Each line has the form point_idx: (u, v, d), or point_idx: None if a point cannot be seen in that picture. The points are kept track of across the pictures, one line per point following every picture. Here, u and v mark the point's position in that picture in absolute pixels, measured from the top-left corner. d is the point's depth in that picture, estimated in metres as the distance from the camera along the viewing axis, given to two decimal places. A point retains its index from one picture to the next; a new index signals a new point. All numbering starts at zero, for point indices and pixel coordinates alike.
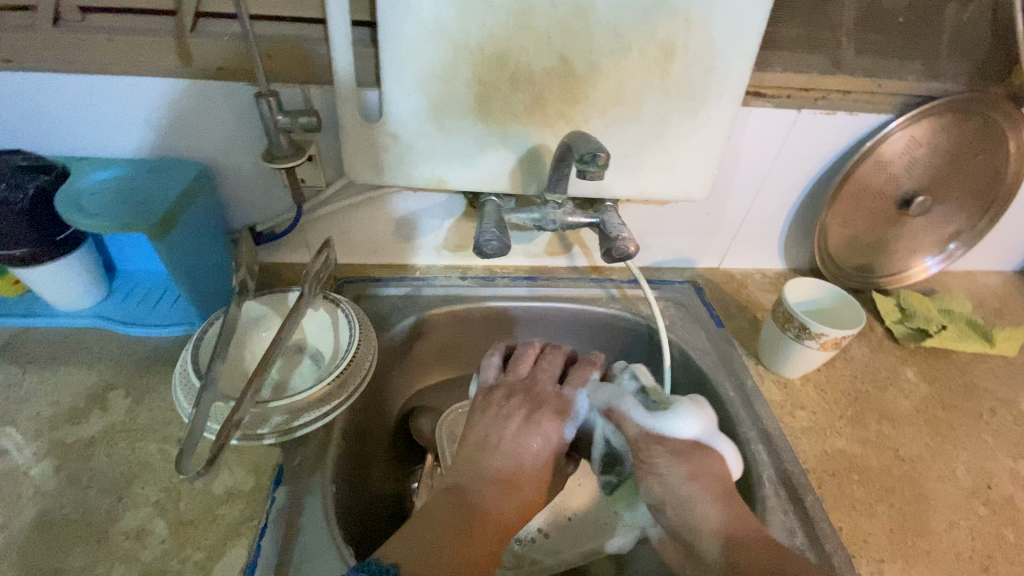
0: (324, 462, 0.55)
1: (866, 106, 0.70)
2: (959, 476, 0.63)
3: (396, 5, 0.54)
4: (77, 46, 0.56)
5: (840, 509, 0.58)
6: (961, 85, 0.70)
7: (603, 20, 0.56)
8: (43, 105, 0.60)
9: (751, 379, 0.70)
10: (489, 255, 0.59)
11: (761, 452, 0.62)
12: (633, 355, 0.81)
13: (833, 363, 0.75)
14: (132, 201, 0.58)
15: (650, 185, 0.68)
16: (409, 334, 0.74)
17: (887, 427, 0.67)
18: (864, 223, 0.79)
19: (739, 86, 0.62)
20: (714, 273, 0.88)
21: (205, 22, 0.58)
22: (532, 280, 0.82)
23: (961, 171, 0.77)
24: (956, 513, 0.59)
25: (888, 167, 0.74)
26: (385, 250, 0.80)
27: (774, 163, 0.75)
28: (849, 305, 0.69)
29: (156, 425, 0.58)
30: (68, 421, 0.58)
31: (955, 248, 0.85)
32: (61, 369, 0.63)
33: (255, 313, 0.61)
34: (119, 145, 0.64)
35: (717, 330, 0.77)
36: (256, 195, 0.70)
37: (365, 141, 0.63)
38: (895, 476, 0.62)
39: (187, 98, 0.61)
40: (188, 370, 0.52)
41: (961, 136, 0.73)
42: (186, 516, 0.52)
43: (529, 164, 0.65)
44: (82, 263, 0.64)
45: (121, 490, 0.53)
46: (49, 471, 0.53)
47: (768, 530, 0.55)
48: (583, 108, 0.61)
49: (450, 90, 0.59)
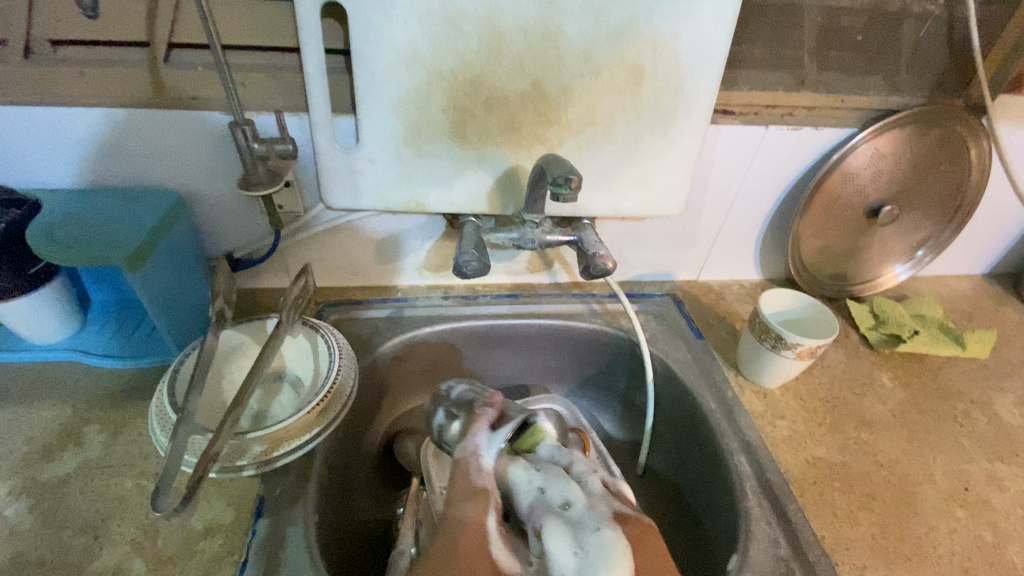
0: (306, 492, 0.55)
1: (831, 121, 0.73)
2: (937, 479, 0.64)
3: (369, 34, 0.55)
4: (48, 79, 0.56)
5: (822, 517, 0.59)
6: (921, 98, 0.73)
7: (573, 45, 0.57)
8: (14, 137, 0.59)
9: (731, 390, 0.71)
10: (469, 275, 0.61)
11: (743, 463, 0.63)
12: (616, 369, 0.82)
13: (811, 371, 0.76)
14: (106, 233, 0.58)
15: (625, 202, 0.69)
16: (391, 356, 0.74)
17: (865, 432, 0.69)
18: (835, 233, 0.81)
19: (707, 105, 0.63)
20: (693, 285, 0.89)
21: (177, 54, 0.59)
22: (513, 298, 0.82)
23: (925, 181, 0.79)
24: (935, 516, 0.60)
25: (855, 178, 0.76)
26: (365, 272, 0.80)
27: (745, 176, 0.77)
28: (823, 314, 0.71)
29: (133, 459, 0.57)
30: (40, 458, 0.56)
31: (923, 254, 0.87)
32: (35, 404, 0.62)
33: (232, 342, 0.60)
34: (93, 176, 0.63)
35: (697, 342, 0.78)
36: (232, 223, 0.70)
37: (342, 166, 0.63)
38: (875, 483, 0.63)
39: (161, 127, 0.61)
40: (164, 404, 0.51)
41: (922, 147, 0.75)
42: (164, 552, 0.51)
43: (505, 185, 0.66)
44: (56, 297, 0.63)
45: (97, 529, 0.51)
46: (22, 511, 0.52)
47: (752, 541, 0.55)
48: (556, 130, 0.63)
49: (426, 114, 0.60)
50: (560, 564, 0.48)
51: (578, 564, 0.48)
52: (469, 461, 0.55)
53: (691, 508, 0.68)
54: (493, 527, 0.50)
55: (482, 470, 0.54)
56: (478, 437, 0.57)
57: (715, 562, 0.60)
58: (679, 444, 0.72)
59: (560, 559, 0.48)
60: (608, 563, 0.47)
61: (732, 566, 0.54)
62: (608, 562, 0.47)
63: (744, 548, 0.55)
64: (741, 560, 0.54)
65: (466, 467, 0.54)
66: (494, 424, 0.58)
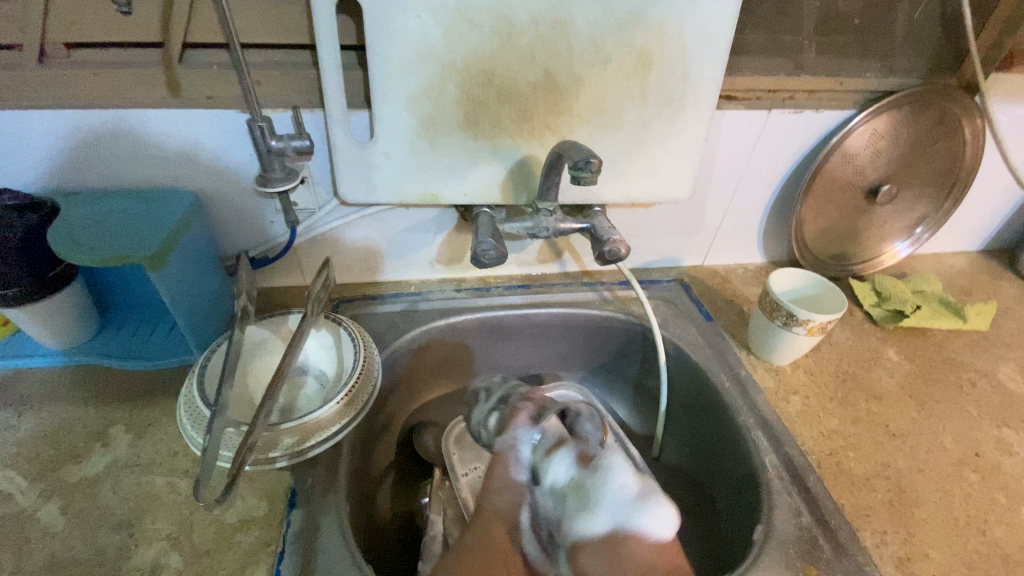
0: (338, 482, 0.55)
1: (830, 104, 0.75)
2: (947, 446, 0.66)
3: (384, 29, 0.56)
4: (63, 82, 0.56)
5: (842, 487, 0.60)
6: (915, 79, 0.75)
7: (583, 35, 0.59)
8: (30, 141, 0.59)
9: (744, 368, 0.73)
10: (487, 264, 0.62)
11: (761, 438, 0.64)
12: (629, 354, 0.83)
13: (820, 348, 0.78)
14: (126, 234, 0.58)
15: (635, 189, 0.71)
16: (409, 348, 0.75)
17: (876, 404, 0.71)
18: (836, 214, 0.83)
19: (713, 91, 0.65)
20: (699, 270, 0.91)
21: (193, 54, 0.60)
22: (525, 288, 0.83)
23: (921, 160, 0.81)
24: (948, 481, 0.62)
25: (854, 159, 0.78)
26: (378, 267, 0.80)
27: (748, 160, 0.78)
28: (830, 291, 0.72)
29: (162, 457, 0.57)
30: (69, 460, 0.56)
31: (921, 232, 0.90)
32: (58, 408, 0.61)
33: (257, 338, 0.61)
34: (108, 178, 0.63)
35: (707, 325, 0.80)
36: (247, 221, 0.70)
37: (357, 162, 0.64)
38: (889, 452, 0.65)
39: (177, 128, 0.61)
40: (194, 399, 0.52)
41: (919, 127, 0.78)
42: (201, 546, 0.51)
43: (518, 175, 0.67)
44: (76, 300, 0.64)
45: (132, 526, 0.52)
46: (55, 512, 0.52)
47: (776, 511, 0.57)
48: (567, 119, 0.64)
49: (440, 107, 0.61)
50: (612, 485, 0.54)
51: (634, 491, 0.53)
52: (506, 454, 0.59)
53: (711, 485, 0.69)
54: (524, 521, 0.55)
55: (518, 464, 0.58)
56: (517, 433, 0.60)
57: (739, 533, 0.61)
58: (696, 424, 0.74)
59: (611, 483, 0.54)
60: (648, 505, 0.52)
61: (758, 536, 0.56)
62: (643, 511, 0.52)
63: (769, 518, 0.56)
64: (767, 530, 0.55)
65: (505, 461, 0.59)
66: (532, 418, 0.62)
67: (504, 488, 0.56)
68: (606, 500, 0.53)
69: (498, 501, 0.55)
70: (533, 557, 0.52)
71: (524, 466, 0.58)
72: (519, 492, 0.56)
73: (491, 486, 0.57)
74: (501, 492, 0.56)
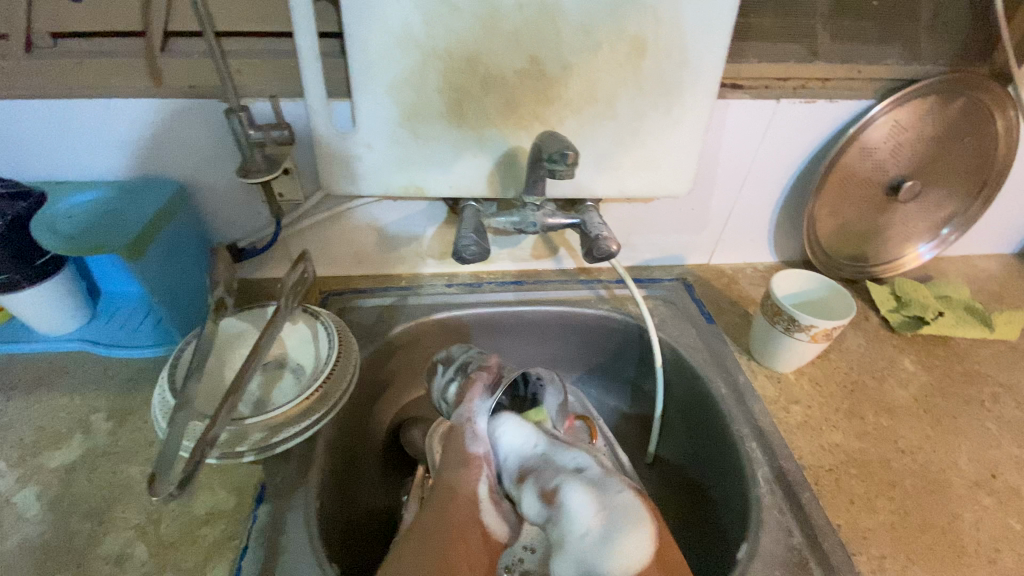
0: (308, 478, 0.54)
1: (847, 92, 0.69)
2: (961, 466, 0.61)
3: (362, 15, 0.54)
4: (47, 72, 0.57)
5: (838, 506, 0.56)
6: (943, 66, 0.69)
7: (571, 19, 0.55)
8: (19, 131, 0.60)
9: (743, 374, 0.69)
10: (469, 260, 0.59)
11: (755, 450, 0.60)
12: (625, 355, 0.80)
13: (829, 355, 0.73)
14: (108, 224, 0.58)
15: (629, 183, 0.67)
16: (395, 343, 0.74)
17: (885, 417, 0.66)
18: (852, 212, 0.77)
19: (713, 79, 0.61)
20: (704, 269, 0.87)
21: (175, 42, 0.59)
22: (518, 284, 0.81)
23: (949, 155, 0.75)
24: (959, 504, 0.57)
25: (873, 153, 0.73)
26: (368, 260, 0.79)
27: (756, 153, 0.74)
28: (838, 295, 0.68)
29: (139, 446, 0.57)
30: (50, 447, 0.57)
31: (948, 233, 0.83)
32: (46, 395, 0.63)
33: (234, 330, 0.60)
34: (95, 166, 0.64)
35: (708, 327, 0.76)
36: (234, 211, 0.70)
37: (340, 152, 0.62)
38: (895, 470, 0.60)
39: (160, 117, 0.61)
40: (164, 390, 0.52)
41: (945, 120, 0.72)
42: (167, 537, 0.51)
43: (505, 167, 0.65)
44: (66, 287, 0.64)
45: (102, 514, 0.52)
46: (31, 497, 0.53)
47: (764, 529, 0.53)
48: (556, 109, 0.61)
49: (422, 96, 0.59)
50: (579, 522, 0.47)
51: (601, 525, 0.47)
52: (467, 428, 0.56)
53: (703, 495, 0.66)
54: (485, 491, 0.51)
55: (477, 437, 0.56)
56: (473, 400, 0.59)
57: (726, 548, 0.58)
58: (690, 430, 0.70)
59: (578, 517, 0.48)
60: (625, 530, 0.46)
61: (742, 555, 0.52)
62: (612, 550, 0.45)
63: (755, 536, 0.53)
64: (752, 549, 0.52)
65: (462, 433, 0.56)
66: (488, 387, 0.61)
67: (468, 463, 0.53)
68: (573, 548, 0.47)
69: (460, 477, 0.51)
70: (498, 533, 0.50)
71: (483, 438, 0.56)
72: (478, 463, 0.53)
73: (455, 460, 0.53)
74: (466, 468, 0.52)
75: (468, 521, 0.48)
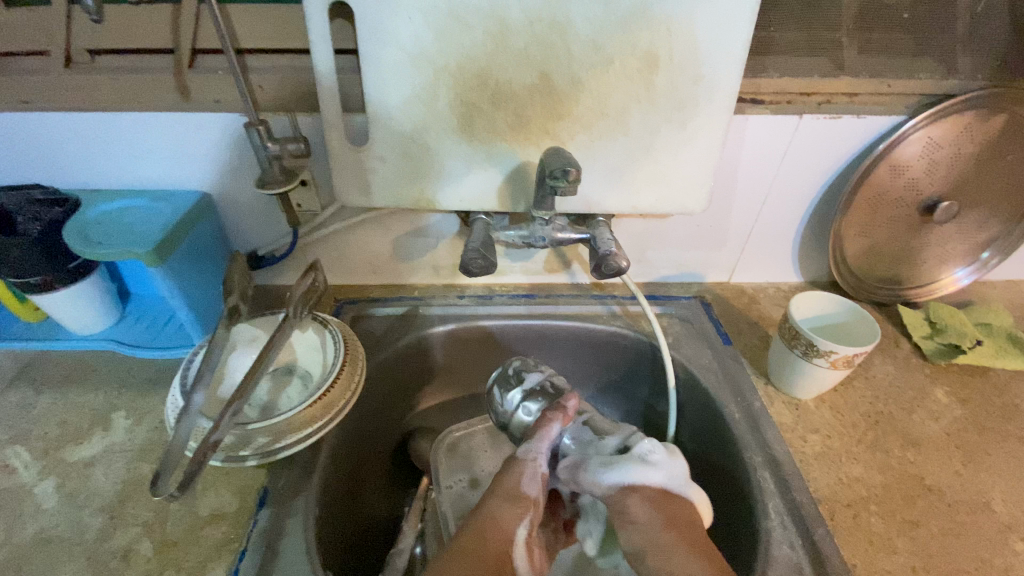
0: (308, 485, 0.55)
1: (874, 108, 0.66)
2: (995, 507, 0.57)
3: (376, 30, 0.55)
4: (84, 86, 0.61)
5: (855, 544, 0.53)
6: (981, 81, 0.65)
7: (582, 35, 0.55)
8: (57, 143, 0.64)
9: (759, 399, 0.66)
10: (475, 273, 0.60)
11: (767, 480, 0.58)
12: (639, 374, 0.78)
13: (853, 383, 0.69)
14: (134, 231, 0.61)
15: (643, 199, 0.66)
16: (405, 353, 0.74)
17: (912, 451, 0.62)
18: (884, 232, 0.74)
19: (730, 95, 0.60)
20: (724, 287, 0.84)
21: (201, 58, 0.62)
22: (530, 298, 0.80)
23: (990, 174, 0.71)
24: (989, 550, 0.53)
25: (905, 171, 0.69)
26: (384, 270, 0.80)
27: (778, 169, 0.71)
28: (862, 319, 0.65)
29: (153, 445, 0.60)
30: (72, 441, 0.61)
31: (988, 257, 0.79)
32: (72, 392, 0.66)
33: (247, 335, 0.62)
34: (127, 177, 0.67)
35: (724, 348, 0.73)
36: (255, 220, 0.72)
37: (354, 165, 0.64)
38: (920, 508, 0.56)
39: (183, 130, 0.63)
40: (175, 392, 0.54)
41: (985, 137, 0.68)
42: (172, 536, 0.53)
43: (516, 181, 0.65)
44: (97, 289, 0.67)
45: (114, 510, 0.55)
46: (50, 489, 0.56)
47: (772, 564, 0.51)
48: (567, 124, 0.61)
49: (433, 111, 0.60)
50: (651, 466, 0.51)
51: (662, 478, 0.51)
52: (528, 465, 0.51)
53: (713, 524, 0.63)
54: (522, 535, 0.47)
55: (535, 477, 0.51)
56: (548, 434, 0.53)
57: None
58: (702, 455, 0.68)
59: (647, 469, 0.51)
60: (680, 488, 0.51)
61: None
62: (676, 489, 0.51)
63: (763, 571, 0.50)
64: None
65: (520, 470, 0.51)
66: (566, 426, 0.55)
67: (515, 500, 0.48)
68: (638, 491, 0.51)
69: (501, 507, 0.48)
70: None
71: (541, 478, 0.51)
72: (527, 505, 0.48)
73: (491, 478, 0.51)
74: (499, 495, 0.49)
75: (505, 557, 0.45)
